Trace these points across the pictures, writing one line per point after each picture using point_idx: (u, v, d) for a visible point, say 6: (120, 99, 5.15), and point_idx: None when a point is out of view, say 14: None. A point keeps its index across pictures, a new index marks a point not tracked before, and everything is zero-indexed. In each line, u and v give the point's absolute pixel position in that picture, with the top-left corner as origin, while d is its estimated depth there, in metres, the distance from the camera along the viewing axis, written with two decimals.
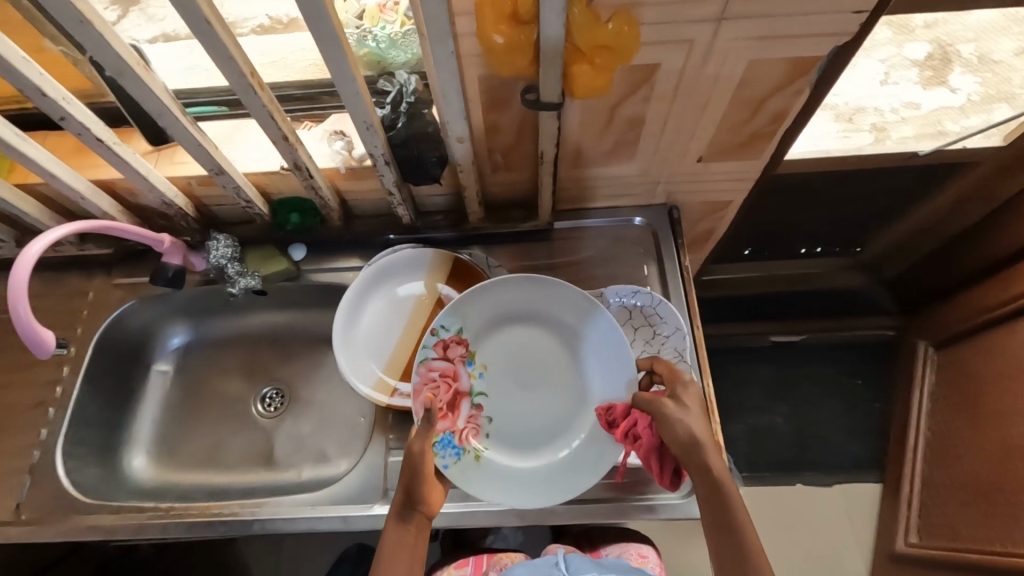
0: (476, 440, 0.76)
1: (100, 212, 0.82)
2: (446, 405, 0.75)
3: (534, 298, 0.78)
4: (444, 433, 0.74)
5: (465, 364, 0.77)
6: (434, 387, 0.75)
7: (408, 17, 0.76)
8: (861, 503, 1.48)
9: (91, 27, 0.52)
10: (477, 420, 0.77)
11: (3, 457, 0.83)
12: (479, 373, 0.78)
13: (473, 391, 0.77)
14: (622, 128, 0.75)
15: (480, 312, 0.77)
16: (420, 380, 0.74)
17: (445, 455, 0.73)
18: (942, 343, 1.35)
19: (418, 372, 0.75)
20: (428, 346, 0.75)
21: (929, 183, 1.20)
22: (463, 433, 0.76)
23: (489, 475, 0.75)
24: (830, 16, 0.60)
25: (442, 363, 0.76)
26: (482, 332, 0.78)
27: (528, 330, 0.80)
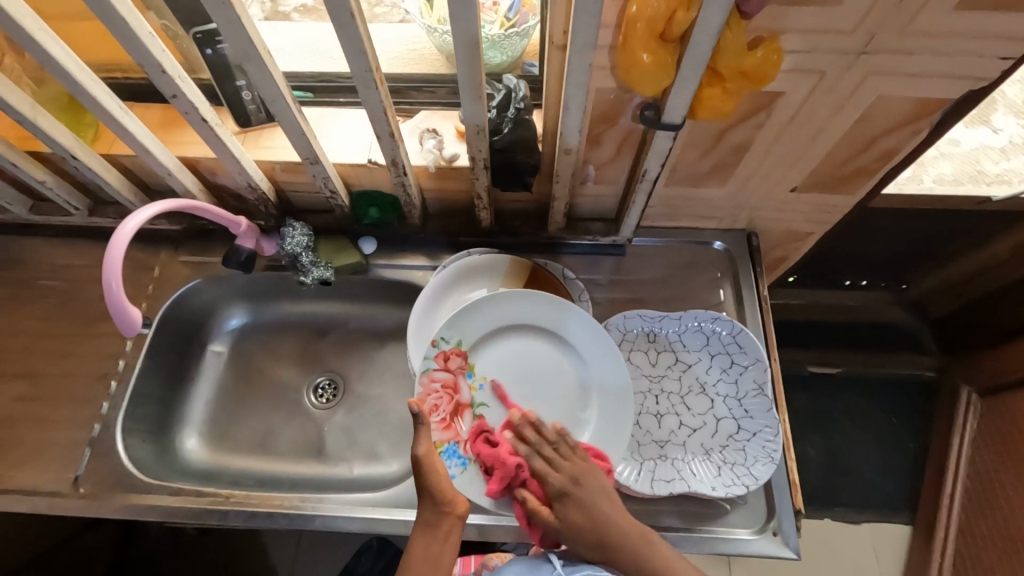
0: None
1: (183, 189, 0.81)
2: (449, 413, 0.74)
3: (532, 308, 0.77)
4: (449, 444, 0.72)
5: (465, 376, 0.76)
6: (439, 398, 0.74)
7: (508, 19, 0.73)
8: (890, 543, 1.42)
9: (233, 9, 0.51)
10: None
11: (65, 426, 0.83)
12: (480, 386, 0.77)
13: (473, 403, 0.76)
14: (725, 152, 0.74)
15: (480, 321, 0.77)
16: (422, 391, 0.74)
17: (451, 466, 0.72)
18: (985, 391, 1.29)
19: (421, 384, 0.74)
20: (429, 358, 0.75)
21: (995, 227, 1.14)
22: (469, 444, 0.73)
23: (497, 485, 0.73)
24: (974, 60, 0.58)
25: (443, 375, 0.75)
26: (482, 343, 0.78)
27: (527, 341, 0.78)
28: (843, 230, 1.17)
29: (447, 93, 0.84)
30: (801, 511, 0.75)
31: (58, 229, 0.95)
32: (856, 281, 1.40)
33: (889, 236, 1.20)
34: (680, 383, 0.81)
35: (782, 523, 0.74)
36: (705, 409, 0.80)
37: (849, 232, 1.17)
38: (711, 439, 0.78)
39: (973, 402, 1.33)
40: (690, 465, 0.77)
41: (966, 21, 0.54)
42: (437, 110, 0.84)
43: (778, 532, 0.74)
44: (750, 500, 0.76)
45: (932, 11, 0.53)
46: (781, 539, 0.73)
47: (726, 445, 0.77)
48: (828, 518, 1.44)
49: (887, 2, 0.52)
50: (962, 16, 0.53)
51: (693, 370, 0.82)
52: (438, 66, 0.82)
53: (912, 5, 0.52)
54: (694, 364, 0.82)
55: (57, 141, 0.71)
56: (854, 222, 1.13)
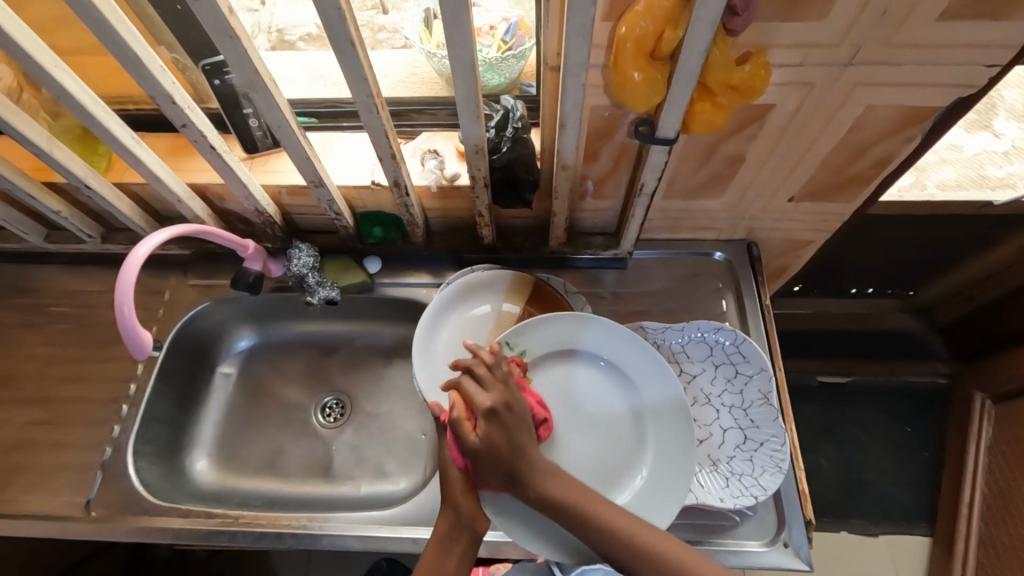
0: None
1: (192, 214, 0.83)
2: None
3: (592, 336, 0.77)
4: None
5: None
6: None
7: (505, 42, 0.75)
8: (908, 554, 1.39)
9: (239, 42, 0.54)
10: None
11: (77, 450, 0.84)
12: None
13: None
14: (720, 164, 0.75)
15: (544, 337, 0.77)
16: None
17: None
18: (999, 397, 1.27)
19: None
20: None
21: (999, 232, 1.14)
22: None
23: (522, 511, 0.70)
24: (961, 68, 0.59)
25: None
26: (542, 361, 0.77)
27: (589, 372, 0.78)
28: (847, 238, 1.17)
29: (447, 114, 0.86)
30: (812, 521, 0.74)
31: (71, 257, 0.97)
32: (861, 288, 1.40)
33: (892, 243, 1.20)
34: (685, 395, 0.82)
35: (793, 534, 0.73)
36: (711, 420, 0.80)
37: (851, 239, 1.17)
38: (718, 450, 0.78)
39: (987, 408, 1.31)
40: (697, 476, 0.76)
41: (949, 32, 0.55)
42: (438, 131, 0.86)
43: (789, 544, 0.73)
44: (760, 511, 0.75)
45: (914, 22, 0.54)
46: (792, 550, 0.73)
47: (733, 456, 0.77)
48: (844, 530, 1.41)
49: (871, 14, 0.53)
50: (945, 26, 0.54)
51: (697, 381, 0.82)
52: (438, 89, 0.85)
53: (895, 18, 0.54)
54: (698, 374, 0.82)
55: (72, 172, 0.73)
56: (855, 229, 1.13)
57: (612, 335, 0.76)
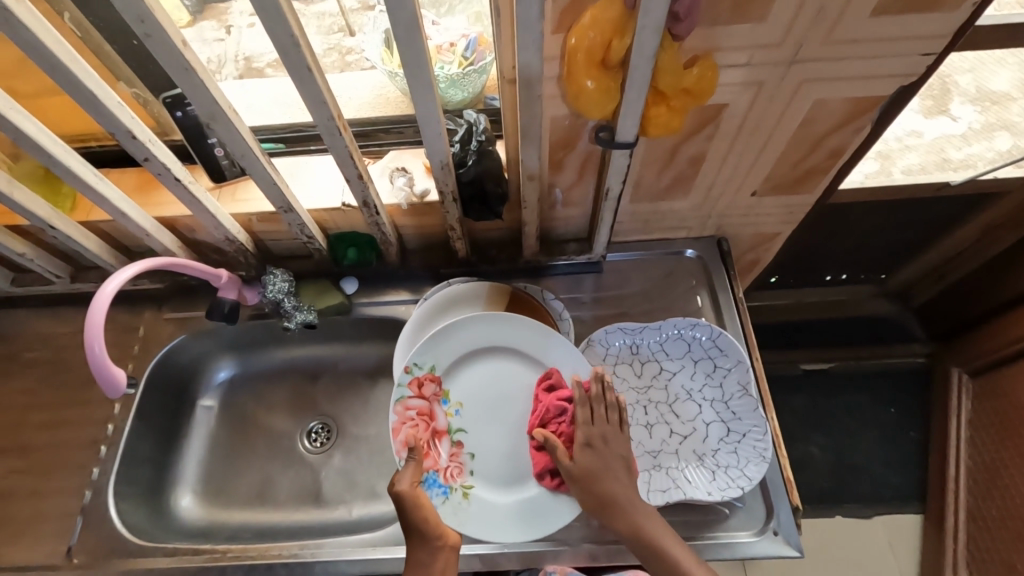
0: (462, 478, 0.75)
1: (162, 248, 0.83)
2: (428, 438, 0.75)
3: (500, 333, 0.78)
4: (430, 473, 0.74)
5: (441, 402, 0.77)
6: (415, 425, 0.75)
7: (465, 58, 0.77)
8: (903, 533, 1.41)
9: (195, 74, 0.54)
10: (460, 458, 0.76)
11: (56, 496, 0.82)
12: (455, 411, 0.77)
13: (452, 429, 0.77)
14: (683, 165, 0.77)
15: (454, 345, 0.77)
16: (397, 419, 0.74)
17: (432, 495, 0.73)
18: (976, 372, 1.30)
19: (395, 412, 0.75)
20: (403, 385, 0.75)
21: (961, 212, 1.18)
22: (447, 472, 0.75)
23: (480, 512, 0.74)
24: (899, 59, 0.61)
25: (418, 402, 0.76)
26: (456, 368, 0.78)
27: (501, 366, 0.79)
28: (816, 227, 1.19)
29: (413, 132, 0.87)
30: (799, 508, 0.75)
31: (39, 299, 0.96)
32: (835, 276, 1.43)
33: (860, 229, 1.22)
34: (666, 392, 0.82)
35: (781, 522, 0.74)
36: (693, 415, 0.81)
37: (821, 228, 1.20)
38: (703, 444, 0.79)
39: (965, 384, 1.34)
40: (684, 472, 0.77)
41: (884, 25, 0.57)
42: (405, 149, 0.87)
43: (778, 532, 0.74)
44: (748, 501, 0.76)
45: (850, 19, 0.57)
46: (782, 538, 0.73)
47: (718, 449, 0.78)
48: (839, 515, 1.42)
49: (810, 12, 0.56)
50: (880, 20, 0.57)
51: (677, 378, 0.83)
52: (403, 108, 0.86)
53: (832, 14, 0.56)
54: (677, 371, 0.83)
55: (34, 213, 0.72)
56: (824, 217, 1.16)
57: (515, 329, 0.77)
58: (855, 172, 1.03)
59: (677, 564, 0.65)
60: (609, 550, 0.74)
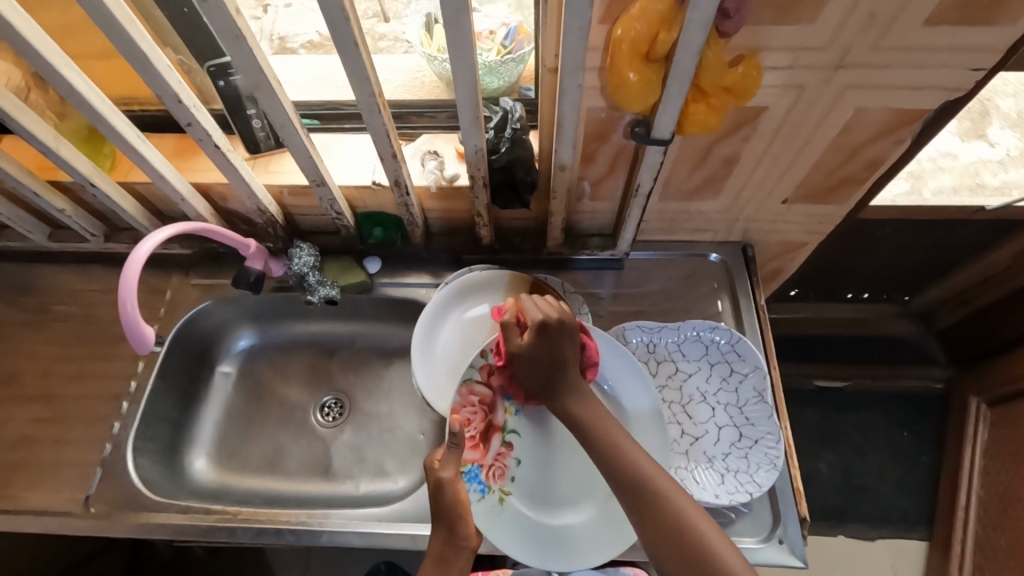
0: (502, 481, 0.74)
1: (195, 214, 0.85)
2: (467, 419, 0.72)
3: None
4: (474, 466, 0.71)
5: (504, 398, 0.74)
6: (474, 412, 0.73)
7: (504, 46, 0.77)
8: (905, 558, 1.39)
9: (245, 42, 0.55)
10: (506, 460, 0.75)
11: (77, 447, 0.85)
12: (514, 411, 0.75)
13: (509, 428, 0.75)
14: (715, 166, 0.76)
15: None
16: (460, 401, 0.72)
17: (471, 490, 0.71)
18: (995, 401, 1.27)
19: (459, 392, 0.72)
20: (473, 367, 0.73)
21: (992, 237, 1.15)
22: (490, 471, 0.73)
23: (510, 521, 0.72)
24: (946, 72, 0.61)
25: (483, 390, 0.73)
26: None
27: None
28: (842, 242, 1.18)
29: (447, 117, 0.87)
30: (806, 519, 0.75)
31: (73, 256, 0.98)
32: (857, 293, 1.41)
33: (887, 247, 1.21)
34: (680, 393, 0.83)
35: (788, 531, 0.74)
36: (706, 418, 0.81)
37: (847, 243, 1.18)
38: (713, 447, 0.79)
39: (983, 413, 1.31)
40: (692, 473, 0.77)
41: (935, 36, 0.57)
42: (438, 133, 0.87)
43: (783, 540, 0.74)
44: (754, 507, 0.76)
45: (900, 27, 0.56)
46: (787, 547, 0.73)
47: (728, 453, 0.78)
48: (842, 534, 1.41)
49: (860, 18, 0.55)
50: (931, 30, 0.56)
51: (692, 380, 0.83)
52: (438, 93, 0.87)
53: (883, 20, 0.55)
54: (693, 373, 0.83)
55: (77, 170, 0.74)
56: (850, 233, 1.14)
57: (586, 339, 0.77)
58: (885, 190, 1.02)
59: (662, 488, 0.60)
60: None
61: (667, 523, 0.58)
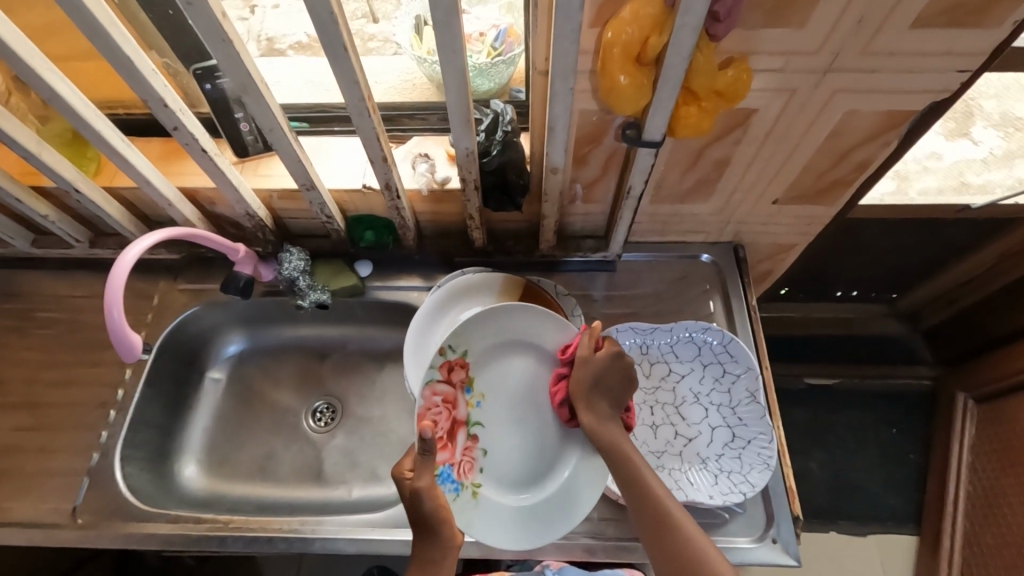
0: (473, 476, 0.72)
1: (183, 219, 0.84)
2: (434, 422, 0.69)
3: (531, 327, 0.74)
4: (445, 467, 0.69)
5: (464, 390, 0.72)
6: (439, 413, 0.69)
7: (495, 49, 0.77)
8: (895, 553, 1.41)
9: (231, 45, 0.54)
10: (473, 454, 0.73)
11: (63, 456, 0.83)
12: (476, 402, 0.73)
13: (473, 422, 0.73)
14: (706, 168, 0.77)
15: (488, 334, 0.73)
16: (423, 404, 0.68)
17: (445, 491, 0.69)
18: (982, 397, 1.29)
19: (422, 396, 0.68)
20: (433, 367, 0.69)
21: (978, 236, 1.17)
22: (461, 467, 0.71)
23: (486, 512, 0.71)
24: (934, 74, 0.61)
25: (445, 388, 0.70)
26: (483, 357, 0.73)
27: (528, 364, 0.75)
28: (831, 241, 1.19)
29: (438, 119, 0.87)
30: (799, 518, 0.75)
31: (58, 261, 0.97)
32: (846, 292, 1.42)
33: (875, 246, 1.21)
34: (674, 395, 0.83)
35: (781, 530, 0.74)
36: (699, 419, 0.81)
37: (836, 242, 1.19)
38: (706, 448, 0.79)
39: (970, 409, 1.33)
40: (687, 474, 0.78)
41: (923, 39, 0.57)
42: (429, 135, 0.87)
43: (777, 540, 0.74)
44: (748, 508, 0.76)
45: (889, 30, 0.56)
46: (780, 546, 0.74)
47: (722, 454, 0.78)
48: (833, 530, 1.42)
49: (848, 21, 0.56)
50: (918, 33, 0.57)
51: (686, 381, 0.83)
52: (429, 95, 0.86)
53: (871, 24, 0.56)
54: (686, 375, 0.83)
55: (61, 176, 0.73)
56: (839, 232, 1.15)
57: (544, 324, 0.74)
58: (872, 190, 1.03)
59: (654, 494, 0.64)
60: (607, 546, 0.75)
61: (653, 524, 0.63)
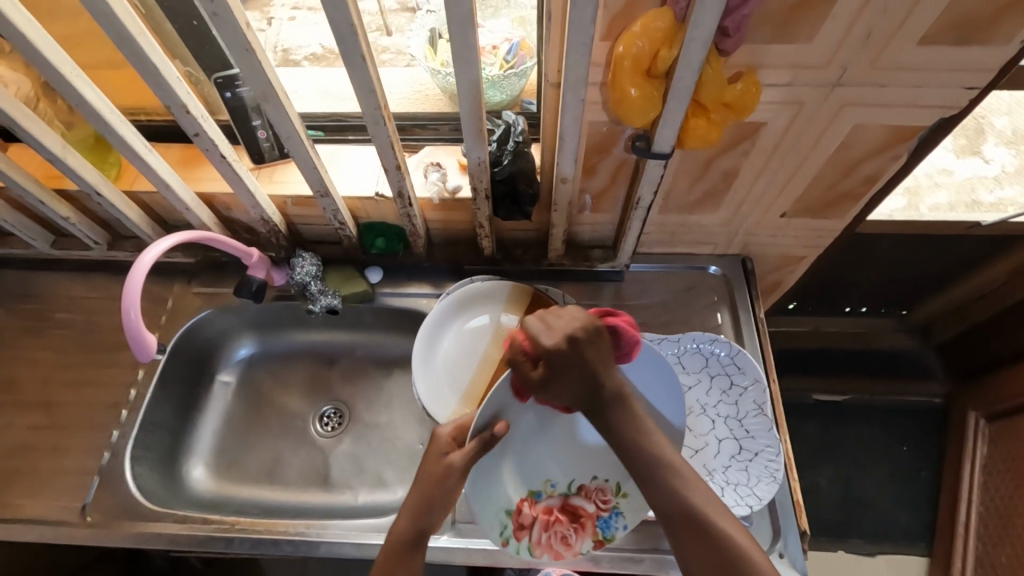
0: (610, 492, 0.70)
1: (199, 222, 0.85)
2: (563, 539, 0.69)
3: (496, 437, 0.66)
4: (599, 522, 0.70)
5: (537, 498, 0.70)
6: (554, 536, 0.69)
7: (507, 61, 0.78)
8: (905, 573, 1.38)
9: (254, 55, 0.56)
10: (591, 488, 0.70)
11: (75, 455, 0.84)
12: (550, 485, 0.70)
13: (564, 488, 0.70)
14: (715, 180, 0.77)
15: (496, 491, 0.68)
16: (546, 552, 0.69)
17: (618, 527, 0.70)
18: (993, 416, 1.27)
19: (540, 553, 0.69)
20: (516, 543, 0.68)
21: (989, 252, 1.16)
22: (598, 504, 0.70)
23: (634, 504, 0.70)
24: (942, 90, 0.62)
25: (537, 527, 0.69)
26: (508, 492, 0.69)
27: (517, 450, 0.68)
28: (840, 255, 1.19)
29: (450, 130, 0.88)
30: (806, 533, 0.75)
31: (76, 263, 0.99)
32: (855, 307, 1.42)
33: (885, 261, 1.21)
34: (680, 405, 0.83)
35: (788, 545, 0.74)
36: (706, 430, 0.81)
37: (845, 257, 1.19)
38: (713, 460, 0.79)
39: (982, 428, 1.31)
40: None
41: (931, 55, 0.58)
42: (441, 145, 0.88)
43: (784, 555, 0.73)
44: (755, 521, 0.76)
45: (896, 46, 0.57)
46: (788, 562, 0.73)
47: (728, 466, 0.78)
48: (842, 549, 1.40)
49: (856, 38, 0.57)
50: (926, 50, 0.57)
51: (692, 392, 0.83)
52: (442, 105, 0.88)
53: (878, 40, 0.57)
54: (693, 386, 0.83)
55: (83, 179, 0.75)
56: (849, 247, 1.15)
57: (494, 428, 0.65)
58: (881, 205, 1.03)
59: (699, 511, 0.54)
60: (613, 556, 0.74)
61: (699, 542, 0.54)
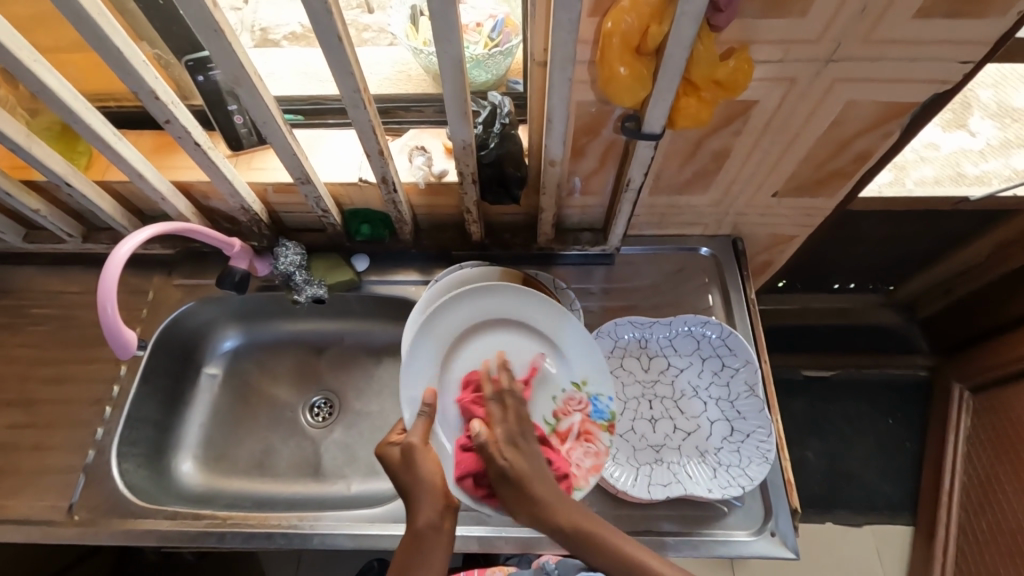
0: (578, 394, 0.78)
1: (176, 213, 0.82)
2: (587, 451, 0.74)
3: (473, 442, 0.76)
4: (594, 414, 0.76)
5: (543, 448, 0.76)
6: (580, 455, 0.74)
7: (491, 39, 0.76)
8: (891, 543, 1.42)
9: (224, 36, 0.53)
10: (568, 403, 0.78)
11: (58, 453, 0.83)
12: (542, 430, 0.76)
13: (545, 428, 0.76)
14: (705, 160, 0.76)
15: None
16: (592, 465, 0.73)
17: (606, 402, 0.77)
18: (977, 388, 1.29)
19: (591, 470, 0.73)
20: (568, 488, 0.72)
21: (974, 227, 1.17)
22: (575, 411, 0.77)
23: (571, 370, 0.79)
24: (938, 64, 0.60)
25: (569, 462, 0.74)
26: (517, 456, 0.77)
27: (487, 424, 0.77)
28: (828, 233, 1.19)
29: (434, 111, 0.86)
30: (798, 511, 0.75)
31: (50, 257, 0.95)
32: (843, 284, 1.42)
33: (872, 237, 1.21)
34: (672, 388, 0.83)
35: (779, 523, 0.75)
36: (698, 412, 0.81)
37: (833, 234, 1.19)
38: (706, 441, 0.79)
39: (965, 400, 1.33)
40: (685, 468, 0.78)
41: (926, 27, 0.56)
42: (426, 128, 0.86)
43: (775, 533, 0.74)
44: (747, 501, 0.76)
45: (891, 20, 0.55)
46: (779, 539, 0.74)
47: (721, 447, 0.78)
48: (830, 521, 1.43)
49: (851, 11, 0.55)
50: (921, 23, 0.56)
51: (684, 374, 0.83)
52: (426, 86, 0.85)
53: (872, 14, 0.55)
54: (685, 368, 0.83)
55: (50, 169, 0.71)
56: (837, 224, 1.15)
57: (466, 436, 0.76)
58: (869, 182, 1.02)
59: (594, 535, 0.63)
60: None
61: (600, 563, 0.62)
